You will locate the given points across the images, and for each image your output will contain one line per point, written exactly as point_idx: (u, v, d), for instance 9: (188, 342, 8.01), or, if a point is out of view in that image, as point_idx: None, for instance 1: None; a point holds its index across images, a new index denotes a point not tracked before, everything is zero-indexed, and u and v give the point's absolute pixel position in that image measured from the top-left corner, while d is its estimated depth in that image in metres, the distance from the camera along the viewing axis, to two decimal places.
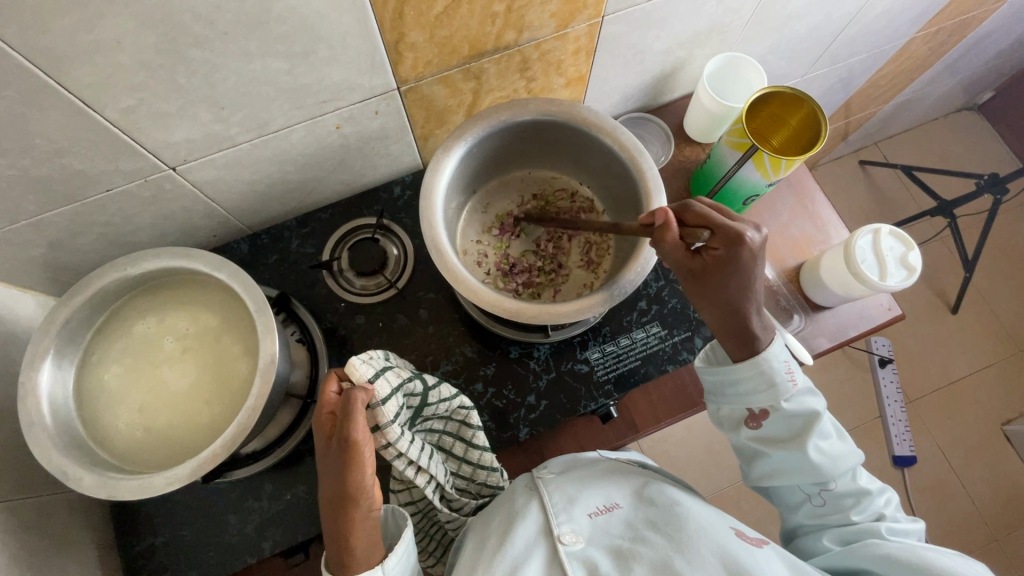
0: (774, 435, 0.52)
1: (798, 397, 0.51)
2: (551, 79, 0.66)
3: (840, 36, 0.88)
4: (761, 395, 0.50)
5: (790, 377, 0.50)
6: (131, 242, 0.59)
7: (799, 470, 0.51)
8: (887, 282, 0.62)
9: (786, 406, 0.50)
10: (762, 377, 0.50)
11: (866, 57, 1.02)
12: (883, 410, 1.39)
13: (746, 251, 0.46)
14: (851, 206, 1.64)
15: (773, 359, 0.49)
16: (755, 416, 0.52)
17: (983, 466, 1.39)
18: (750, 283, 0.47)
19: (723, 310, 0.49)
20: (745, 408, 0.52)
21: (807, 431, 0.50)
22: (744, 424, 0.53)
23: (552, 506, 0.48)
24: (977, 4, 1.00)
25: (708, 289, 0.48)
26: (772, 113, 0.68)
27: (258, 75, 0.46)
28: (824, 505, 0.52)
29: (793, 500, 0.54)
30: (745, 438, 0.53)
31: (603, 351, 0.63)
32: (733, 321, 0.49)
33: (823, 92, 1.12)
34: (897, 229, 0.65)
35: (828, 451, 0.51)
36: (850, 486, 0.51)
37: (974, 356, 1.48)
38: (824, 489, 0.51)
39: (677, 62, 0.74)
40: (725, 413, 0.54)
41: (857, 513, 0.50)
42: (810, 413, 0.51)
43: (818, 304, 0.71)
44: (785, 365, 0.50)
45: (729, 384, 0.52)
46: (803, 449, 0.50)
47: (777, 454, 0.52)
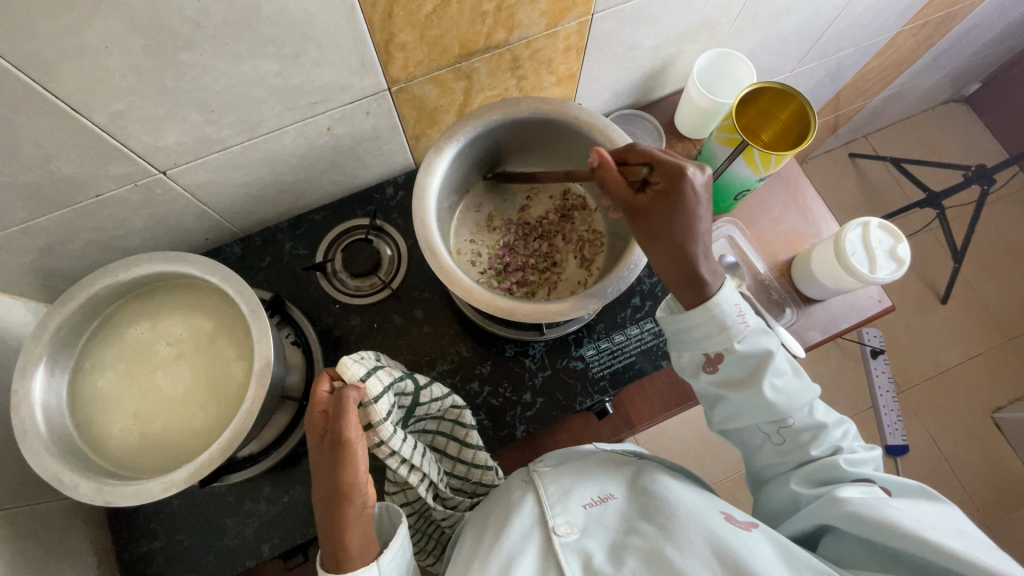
0: (732, 377, 0.52)
1: (751, 337, 0.51)
2: (542, 77, 0.66)
3: (829, 30, 0.88)
4: (712, 337, 0.50)
5: (741, 317, 0.50)
6: (122, 246, 0.59)
7: (757, 410, 0.52)
8: (876, 274, 0.63)
9: (739, 347, 0.50)
10: (714, 321, 0.50)
11: (855, 51, 1.03)
12: (875, 400, 1.41)
13: (686, 185, 0.46)
14: (841, 199, 1.65)
15: (722, 304, 0.50)
16: (710, 360, 0.52)
17: (972, 454, 1.41)
18: (691, 220, 0.47)
19: (667, 250, 0.48)
20: (700, 352, 0.52)
21: (763, 368, 0.50)
22: (702, 369, 0.53)
23: (547, 498, 0.48)
24: None
25: (649, 228, 0.48)
26: (762, 109, 0.68)
27: (248, 77, 0.46)
28: (784, 443, 0.52)
29: (755, 441, 0.54)
30: (705, 382, 0.53)
31: (598, 348, 0.63)
32: (676, 262, 0.49)
33: (812, 87, 1.13)
34: (886, 221, 0.66)
35: (784, 388, 0.51)
36: (807, 421, 0.51)
37: (963, 344, 1.50)
38: (783, 426, 0.52)
39: (668, 58, 0.74)
40: (684, 358, 0.54)
41: (815, 448, 0.51)
42: (763, 352, 0.50)
43: (810, 297, 0.72)
44: (736, 307, 0.50)
45: (684, 328, 0.52)
46: (758, 389, 0.50)
47: (734, 397, 0.52)
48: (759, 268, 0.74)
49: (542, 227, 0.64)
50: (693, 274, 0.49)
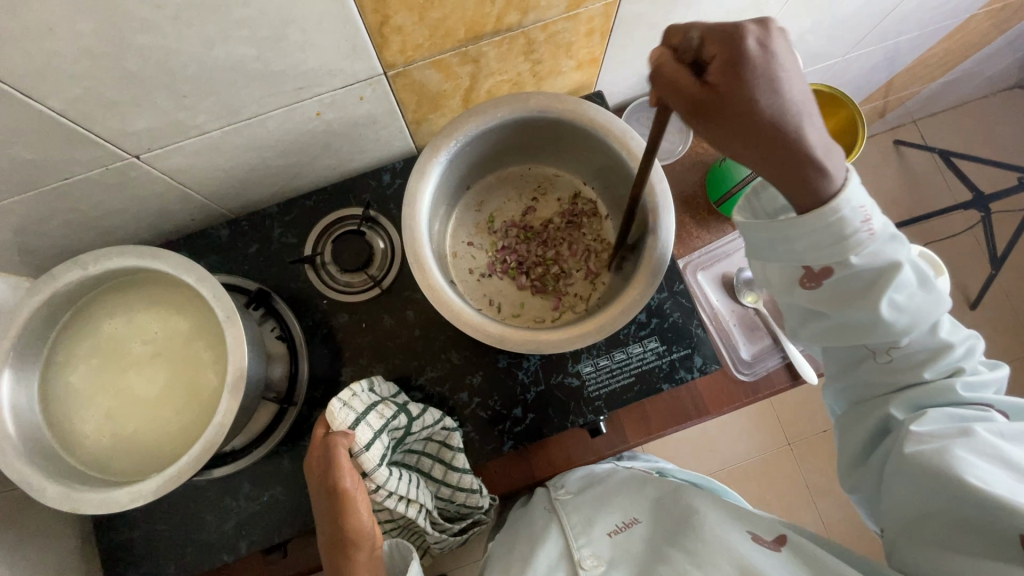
0: (838, 296, 0.42)
1: (874, 250, 0.39)
2: (560, 62, 0.59)
3: (892, 13, 0.78)
4: (823, 250, 0.38)
5: (866, 223, 0.37)
6: (101, 225, 0.56)
7: (868, 329, 0.43)
8: None
9: (858, 261, 0.39)
10: (829, 231, 0.37)
11: (918, 35, 0.92)
12: None
13: (747, 46, 0.30)
14: (879, 189, 1.54)
15: (848, 206, 0.36)
16: (812, 274, 0.41)
17: None
18: (773, 100, 0.30)
19: (765, 154, 0.32)
20: (800, 265, 0.41)
21: (885, 284, 0.40)
22: (799, 284, 0.43)
23: (570, 531, 0.54)
24: None
25: (736, 135, 0.32)
26: None
27: (222, 62, 0.41)
28: (891, 362, 0.45)
29: (854, 358, 0.47)
30: (801, 296, 0.44)
31: (596, 365, 0.60)
32: (783, 162, 0.32)
33: (865, 71, 1.02)
34: (927, 251, 0.60)
35: (904, 304, 0.41)
36: (925, 341, 0.44)
37: (989, 354, 1.43)
38: (894, 347, 0.44)
39: None
40: (776, 268, 0.44)
41: (929, 371, 0.44)
42: (889, 265, 0.39)
43: None
44: (864, 208, 0.37)
45: (779, 241, 0.40)
46: (875, 308, 0.41)
47: (839, 315, 0.43)
48: None
49: (547, 232, 0.58)
50: (808, 167, 0.33)
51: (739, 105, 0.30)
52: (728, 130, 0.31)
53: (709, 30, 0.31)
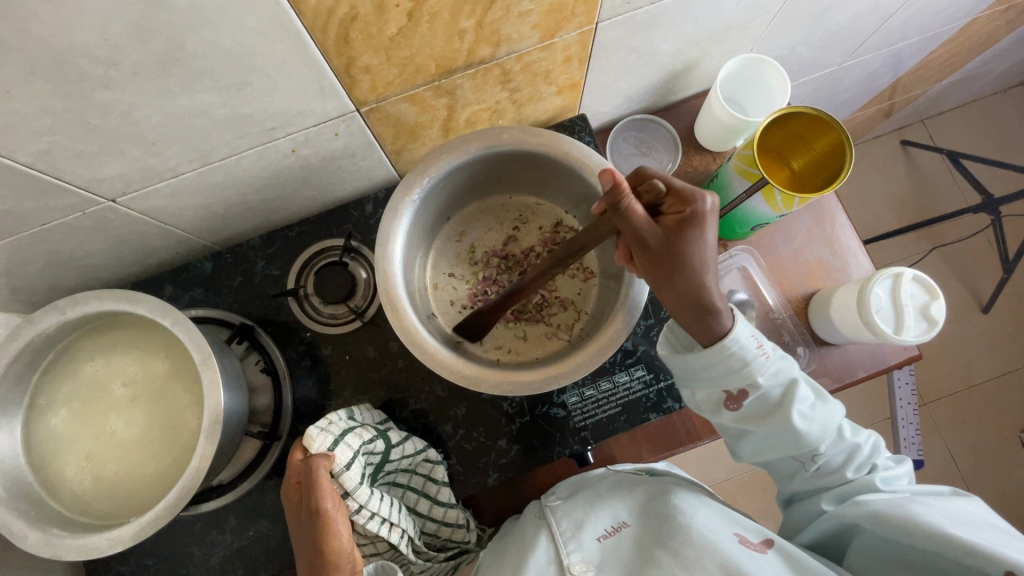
0: (755, 412, 0.49)
1: (772, 368, 0.48)
2: (539, 89, 0.58)
3: (887, 22, 0.76)
4: (734, 375, 0.47)
5: (760, 348, 0.48)
6: (84, 264, 0.56)
7: (787, 444, 0.50)
8: (902, 335, 0.56)
9: (763, 381, 0.48)
10: (734, 359, 0.47)
11: (919, 40, 0.90)
12: (895, 412, 1.35)
13: (703, 213, 0.43)
14: (887, 191, 1.50)
15: (740, 339, 0.46)
16: (733, 398, 0.49)
17: (993, 472, 1.37)
18: (703, 252, 0.44)
19: (683, 280, 0.44)
20: (721, 390, 0.49)
21: (789, 401, 0.48)
22: (724, 407, 0.50)
23: (560, 536, 0.51)
24: None
25: (665, 259, 0.44)
26: (792, 133, 0.58)
27: (187, 110, 0.41)
28: (818, 469, 0.51)
29: (788, 468, 0.53)
30: (727, 419, 0.50)
31: (582, 395, 0.59)
32: (688, 295, 0.45)
33: (865, 77, 1.00)
34: (922, 273, 0.58)
35: (811, 416, 0.49)
36: (839, 446, 0.50)
37: (998, 359, 1.41)
38: (816, 455, 0.50)
39: (689, 61, 0.64)
40: (702, 396, 0.51)
41: (850, 470, 0.50)
42: (788, 381, 0.49)
43: (825, 340, 0.66)
44: (753, 338, 0.47)
45: (698, 368, 0.48)
46: (787, 422, 0.48)
47: (763, 432, 0.50)
48: (772, 304, 0.67)
49: (529, 261, 0.57)
50: (705, 305, 0.45)
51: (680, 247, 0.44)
52: (664, 253, 0.44)
53: (674, 190, 0.45)
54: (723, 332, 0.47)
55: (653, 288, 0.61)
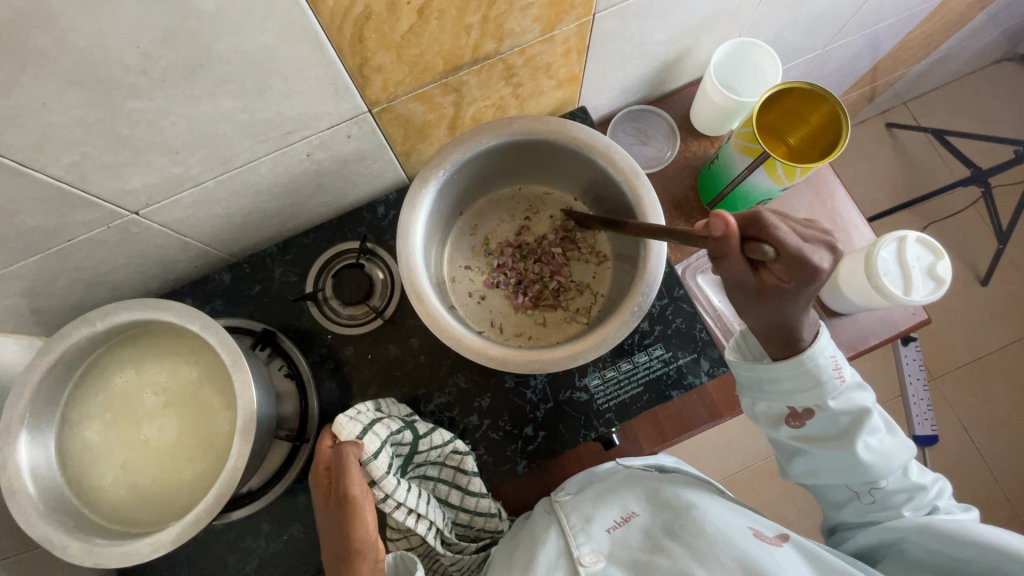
0: (818, 434, 0.53)
1: (844, 394, 0.51)
2: (541, 82, 0.60)
3: (867, 3, 0.79)
4: (804, 392, 0.51)
5: (837, 372, 0.50)
6: (106, 281, 0.57)
7: (848, 467, 0.53)
8: (912, 296, 0.57)
9: (833, 404, 0.51)
10: (806, 376, 0.50)
11: (897, 20, 0.93)
12: (905, 389, 1.39)
13: (812, 288, 0.41)
14: (877, 172, 1.53)
15: (818, 356, 0.49)
16: (798, 415, 0.53)
17: (1007, 442, 1.38)
18: (800, 309, 0.44)
19: (764, 323, 0.47)
20: (787, 407, 0.53)
21: (857, 427, 0.51)
22: (786, 422, 0.54)
23: (570, 528, 0.50)
24: None
25: (753, 309, 0.45)
26: (787, 110, 0.60)
27: (210, 117, 0.42)
28: (872, 502, 0.54)
29: (839, 497, 0.56)
30: (787, 436, 0.54)
31: (603, 377, 0.60)
32: (770, 330, 0.48)
33: (848, 60, 1.03)
34: (925, 235, 0.59)
35: (875, 447, 0.52)
36: (901, 482, 0.53)
37: (1002, 329, 1.43)
38: (874, 487, 0.53)
39: (682, 49, 0.67)
40: (764, 411, 0.55)
41: (907, 509, 0.53)
42: (858, 410, 0.52)
43: (836, 311, 0.67)
44: (831, 360, 0.50)
45: (766, 380, 0.52)
46: (850, 447, 0.52)
47: (820, 452, 0.53)
48: None
49: (543, 249, 0.59)
50: (788, 339, 0.48)
51: (777, 310, 0.43)
52: (753, 306, 0.45)
53: (793, 255, 0.40)
54: (803, 348, 0.49)
55: (665, 269, 0.62)
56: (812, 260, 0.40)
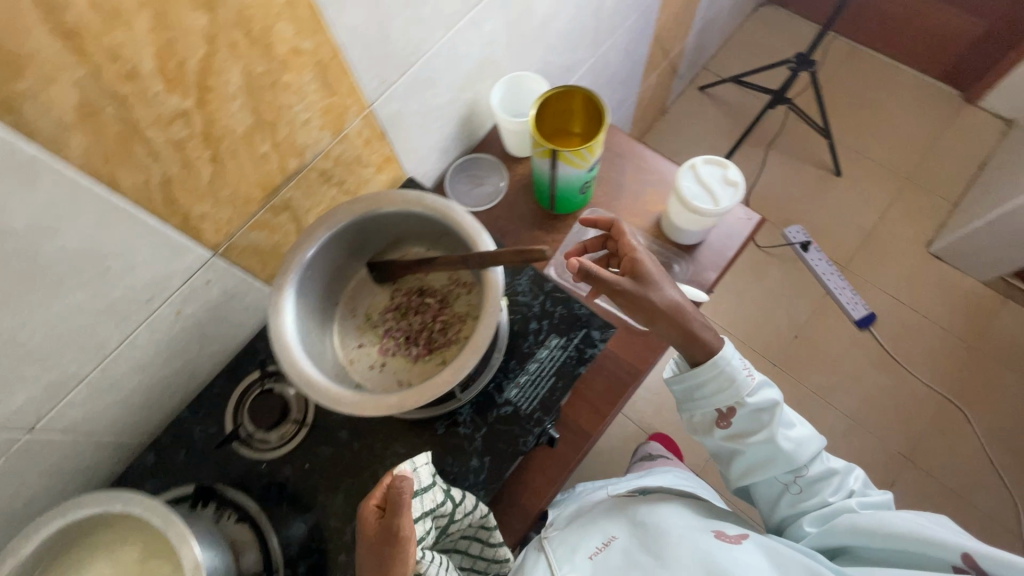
0: (743, 429, 0.66)
1: (758, 391, 0.65)
2: (361, 173, 0.69)
3: (601, 14, 0.98)
4: (725, 392, 0.64)
5: (748, 374, 0.65)
6: (28, 513, 0.57)
7: (776, 459, 0.66)
8: (721, 204, 0.67)
9: (750, 400, 0.64)
10: (723, 377, 0.64)
11: (641, 15, 1.14)
12: (827, 286, 1.55)
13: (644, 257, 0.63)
14: (712, 127, 1.76)
15: (729, 361, 0.64)
16: (724, 416, 0.66)
17: (928, 289, 1.54)
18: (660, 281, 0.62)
19: (669, 315, 0.61)
20: (715, 409, 0.66)
21: (773, 418, 0.64)
22: (717, 424, 0.67)
23: (555, 560, 0.61)
24: None
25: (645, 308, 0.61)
26: (558, 113, 0.72)
27: (65, 314, 0.47)
28: (799, 491, 0.67)
29: (774, 491, 0.69)
30: (720, 437, 0.67)
31: (519, 384, 0.65)
32: (679, 324, 0.61)
33: (626, 57, 1.23)
34: (709, 155, 0.71)
35: (794, 437, 0.65)
36: (819, 469, 0.66)
37: (870, 204, 1.63)
38: (798, 475, 0.66)
39: (469, 102, 0.79)
40: (700, 418, 0.68)
41: (830, 494, 0.65)
42: (771, 403, 0.65)
43: (690, 245, 0.77)
44: (741, 364, 0.65)
45: (696, 388, 0.66)
46: (774, 439, 0.64)
47: (748, 447, 0.65)
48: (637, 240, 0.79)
49: (419, 303, 0.65)
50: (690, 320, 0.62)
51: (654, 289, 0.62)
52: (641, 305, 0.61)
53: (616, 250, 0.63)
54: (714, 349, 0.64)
55: (531, 273, 0.71)
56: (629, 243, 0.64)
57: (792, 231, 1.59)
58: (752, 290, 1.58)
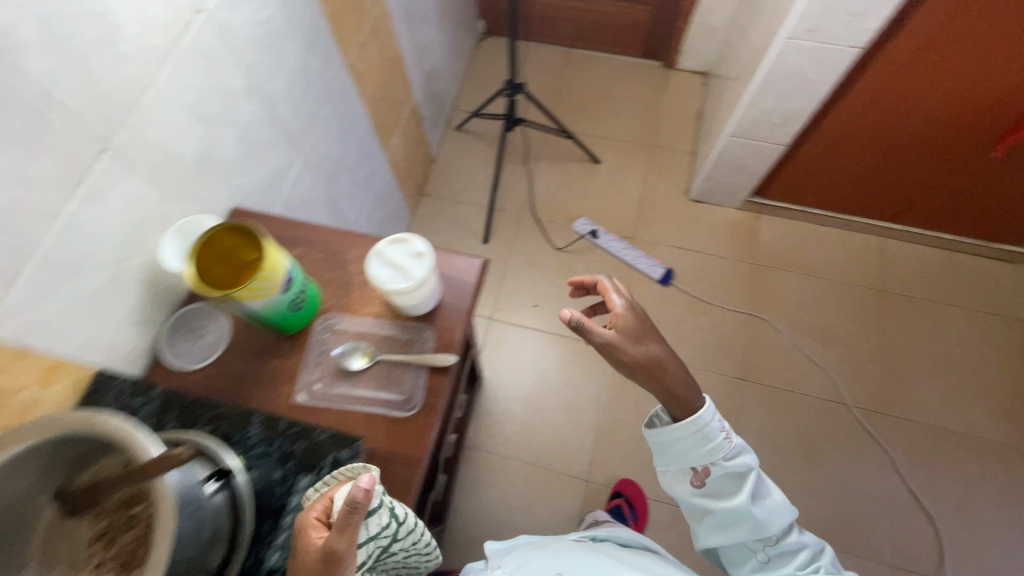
0: (715, 491, 0.78)
1: (734, 457, 0.77)
2: (14, 401, 0.59)
3: (281, 120, 0.99)
4: (700, 453, 0.77)
5: (726, 438, 0.77)
6: None
7: (746, 522, 0.75)
8: (413, 279, 0.68)
9: (723, 462, 0.77)
10: (703, 439, 0.77)
11: (338, 101, 1.17)
12: (624, 259, 1.71)
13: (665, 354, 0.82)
14: (479, 159, 1.90)
15: (710, 422, 0.77)
16: (699, 475, 0.78)
17: (704, 230, 1.75)
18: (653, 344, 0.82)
19: (654, 372, 0.80)
20: (691, 467, 0.79)
21: (744, 478, 0.77)
22: (692, 481, 0.79)
23: None
24: (366, 20, 1.21)
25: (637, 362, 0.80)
26: (224, 252, 0.68)
27: None
28: (766, 560, 0.75)
29: (743, 559, 0.77)
30: (694, 495, 0.79)
31: (279, 546, 0.60)
32: (664, 373, 0.80)
33: (350, 139, 1.27)
34: (393, 236, 0.72)
35: (767, 506, 0.76)
36: (789, 542, 0.75)
37: (631, 177, 1.84)
38: (766, 545, 0.75)
39: (146, 265, 0.74)
40: (674, 473, 0.81)
41: (795, 565, 0.73)
42: (744, 468, 0.76)
43: (428, 312, 0.79)
44: (721, 429, 0.78)
45: (671, 444, 0.79)
46: (743, 501, 0.75)
47: (718, 507, 0.76)
48: (378, 328, 0.79)
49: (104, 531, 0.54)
50: (667, 369, 0.80)
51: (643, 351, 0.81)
52: (632, 360, 0.81)
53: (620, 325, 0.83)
54: (697, 408, 0.79)
55: (263, 419, 0.67)
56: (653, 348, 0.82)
57: (581, 224, 1.76)
58: (568, 289, 1.69)
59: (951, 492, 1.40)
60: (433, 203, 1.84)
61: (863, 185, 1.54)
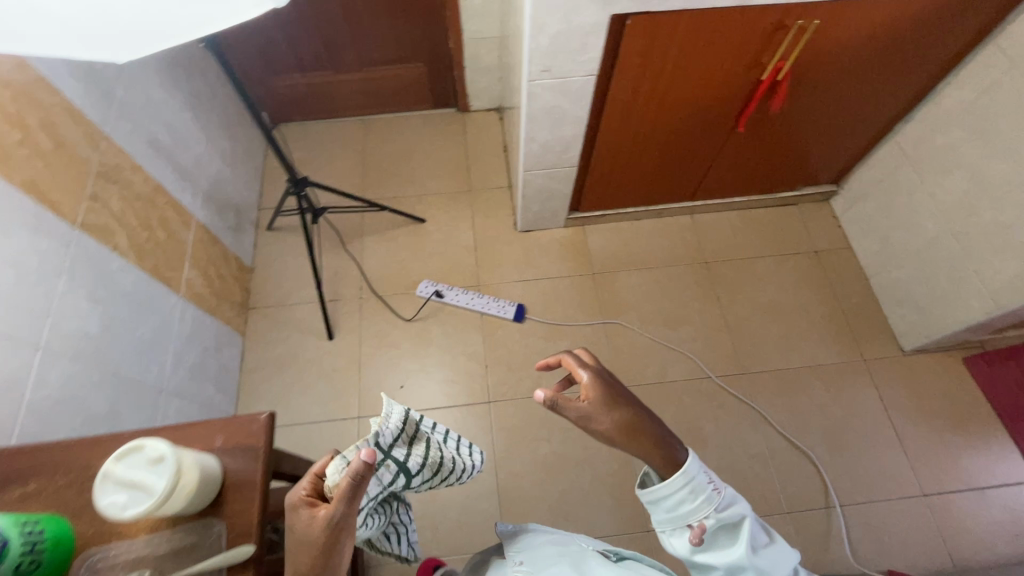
0: (714, 547, 0.75)
1: (728, 508, 0.75)
2: None
3: None
4: (693, 509, 0.74)
5: (716, 490, 0.75)
6: None
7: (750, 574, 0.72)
8: (154, 494, 0.60)
9: (717, 516, 0.74)
10: (695, 497, 0.74)
11: (80, 267, 1.03)
12: (475, 309, 1.69)
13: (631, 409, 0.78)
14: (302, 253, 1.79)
15: (700, 477, 0.75)
16: (695, 533, 0.74)
17: (541, 256, 1.79)
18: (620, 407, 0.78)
19: (635, 438, 0.76)
20: (686, 524, 0.75)
21: (741, 530, 0.74)
22: (690, 540, 0.75)
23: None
24: (90, 169, 1.08)
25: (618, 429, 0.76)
26: None
27: None
28: None
29: None
30: (692, 552, 0.75)
31: None
32: (643, 436, 0.77)
33: (115, 298, 1.12)
34: (124, 446, 0.63)
35: (764, 552, 0.74)
36: None
37: (459, 227, 1.84)
38: None
39: None
40: (672, 532, 0.76)
41: None
42: (737, 519, 0.74)
43: (214, 500, 0.69)
44: (711, 482, 0.75)
45: (665, 503, 0.75)
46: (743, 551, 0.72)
47: (720, 562, 0.73)
48: (155, 542, 0.67)
49: None
50: (645, 429, 0.77)
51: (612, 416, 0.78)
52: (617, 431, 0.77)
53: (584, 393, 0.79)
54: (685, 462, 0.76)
55: None
56: (616, 405, 0.78)
57: (423, 287, 1.72)
58: (430, 357, 1.64)
59: (816, 424, 1.54)
60: (264, 313, 1.70)
61: (674, 175, 1.64)
